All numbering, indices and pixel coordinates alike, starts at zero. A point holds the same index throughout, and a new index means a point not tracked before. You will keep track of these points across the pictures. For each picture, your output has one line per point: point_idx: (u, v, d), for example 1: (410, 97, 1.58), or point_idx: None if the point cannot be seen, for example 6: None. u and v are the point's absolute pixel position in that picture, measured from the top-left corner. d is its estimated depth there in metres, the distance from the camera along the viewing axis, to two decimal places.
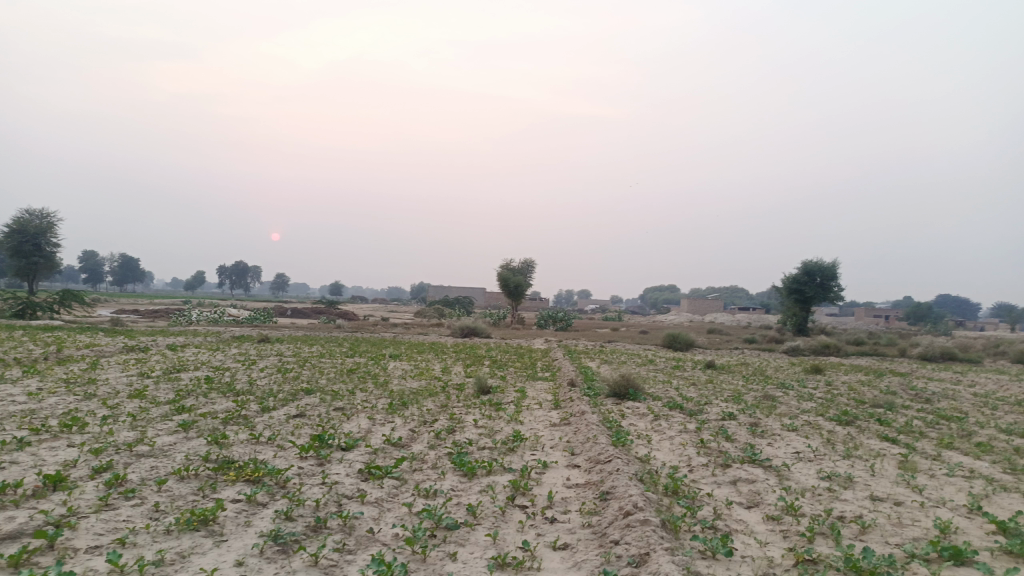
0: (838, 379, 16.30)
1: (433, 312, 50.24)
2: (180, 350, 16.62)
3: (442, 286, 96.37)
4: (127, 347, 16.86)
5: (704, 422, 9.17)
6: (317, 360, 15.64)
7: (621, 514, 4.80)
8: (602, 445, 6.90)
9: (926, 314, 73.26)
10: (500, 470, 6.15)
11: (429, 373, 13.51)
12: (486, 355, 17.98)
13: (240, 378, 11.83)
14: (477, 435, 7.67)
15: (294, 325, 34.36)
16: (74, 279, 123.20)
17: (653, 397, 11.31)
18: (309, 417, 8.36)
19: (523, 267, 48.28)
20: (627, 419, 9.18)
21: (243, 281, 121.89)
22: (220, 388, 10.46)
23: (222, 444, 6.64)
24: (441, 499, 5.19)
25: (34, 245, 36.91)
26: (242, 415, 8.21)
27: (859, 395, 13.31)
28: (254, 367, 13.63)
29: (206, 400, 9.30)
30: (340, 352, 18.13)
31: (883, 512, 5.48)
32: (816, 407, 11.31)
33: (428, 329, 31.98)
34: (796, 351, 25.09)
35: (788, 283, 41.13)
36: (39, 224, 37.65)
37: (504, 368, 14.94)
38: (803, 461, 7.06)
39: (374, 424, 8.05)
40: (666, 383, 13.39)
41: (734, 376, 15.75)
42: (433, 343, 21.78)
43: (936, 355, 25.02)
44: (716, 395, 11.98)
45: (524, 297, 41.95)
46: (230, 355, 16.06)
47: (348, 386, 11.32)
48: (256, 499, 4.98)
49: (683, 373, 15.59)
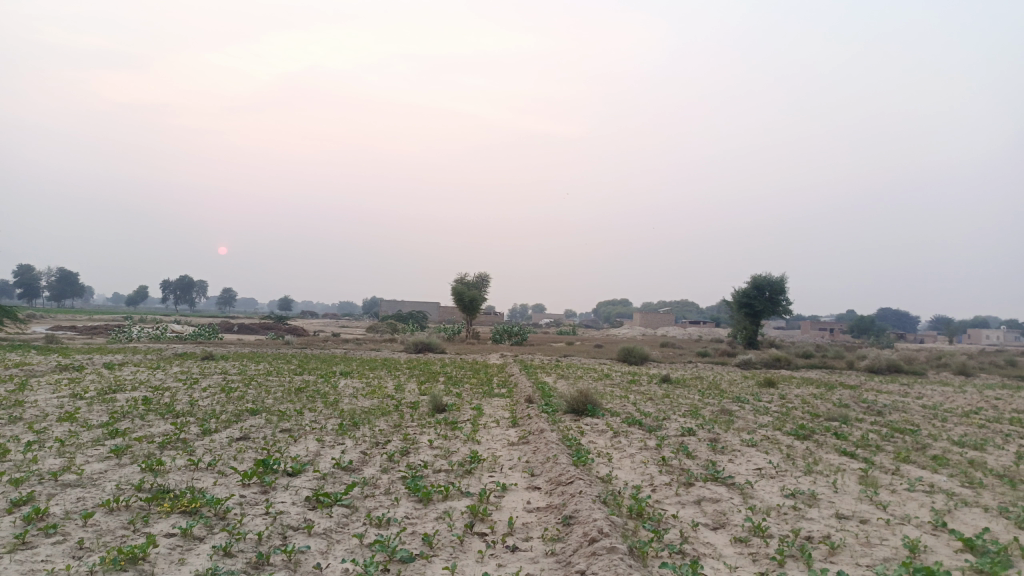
0: (792, 392, 16.43)
1: (386, 327, 49.51)
2: (117, 369, 15.83)
3: (395, 301, 95.38)
4: (61, 366, 16.00)
5: (664, 438, 9.02)
6: (264, 378, 15.08)
7: (586, 541, 4.57)
8: (563, 466, 6.67)
9: (870, 327, 75.36)
10: (457, 494, 5.87)
11: (382, 391, 13.10)
12: (440, 371, 17.64)
13: (181, 398, 11.26)
14: (432, 457, 7.36)
15: (242, 340, 33.38)
16: (8, 294, 118.19)
17: (611, 413, 11.15)
18: (253, 440, 7.92)
19: (478, 281, 48.28)
20: (586, 436, 8.97)
21: (189, 296, 118.71)
22: (159, 409, 9.91)
23: (157, 472, 6.20)
24: (395, 528, 4.88)
25: None
26: (181, 439, 7.74)
27: (814, 408, 13.40)
28: (196, 386, 13.02)
29: (143, 423, 8.76)
30: (289, 369, 17.54)
31: (850, 531, 5.37)
32: (772, 421, 11.30)
33: (381, 345, 31.41)
34: (749, 364, 25.34)
35: (738, 297, 41.74)
36: None
37: (459, 384, 14.63)
38: (766, 478, 6.95)
39: (323, 447, 7.67)
40: (624, 398, 13.25)
41: (690, 390, 15.74)
42: (387, 360, 21.29)
43: (882, 367, 25.59)
44: (674, 410, 11.89)
45: (479, 312, 41.66)
46: (172, 373, 15.36)
47: (296, 405, 10.87)
48: (192, 533, 4.59)
49: (640, 388, 15.50)
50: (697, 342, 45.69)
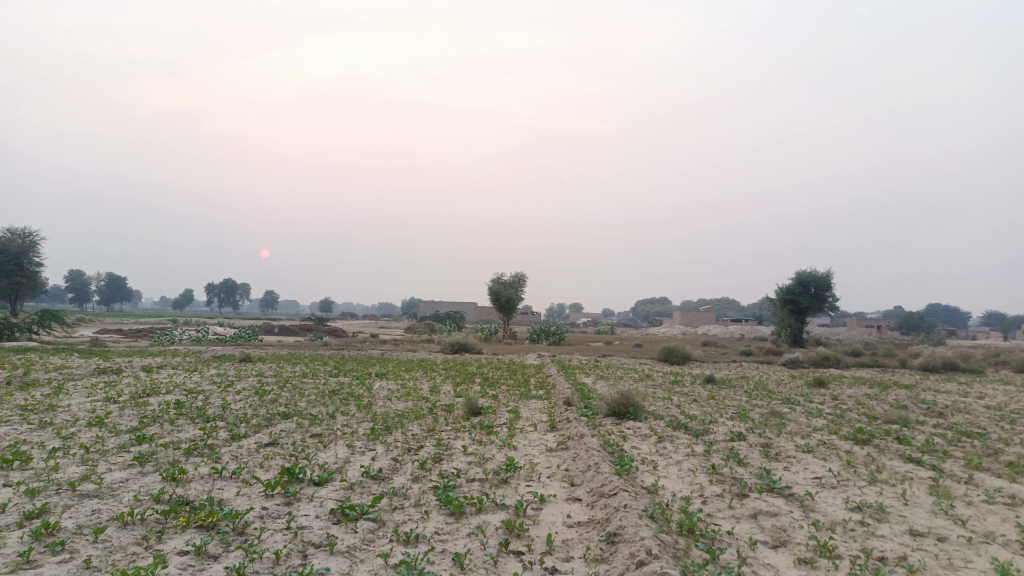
0: (844, 392, 15.67)
1: (424, 327, 49.45)
2: (155, 372, 15.83)
3: (432, 302, 95.74)
4: (100, 369, 16.06)
5: (712, 443, 8.49)
6: (300, 380, 14.91)
7: (633, 564, 4.12)
8: (605, 475, 6.22)
9: (919, 324, 72.98)
10: (492, 506, 5.46)
11: (416, 393, 12.78)
12: (477, 373, 17.30)
13: (214, 401, 11.09)
14: (466, 464, 6.98)
15: (281, 342, 33.47)
16: (60, 298, 121.86)
17: (654, 416, 10.64)
18: (281, 446, 7.63)
19: (515, 281, 47.92)
20: (629, 442, 8.49)
21: (232, 299, 121.05)
22: (190, 414, 9.71)
23: (178, 481, 5.93)
24: (423, 546, 4.50)
25: (16, 265, 36.05)
26: (208, 445, 7.48)
27: (870, 410, 12.67)
28: (230, 389, 12.87)
29: (172, 428, 8.56)
30: (325, 371, 17.37)
31: (928, 551, 4.80)
32: (827, 424, 10.68)
33: (417, 346, 31.22)
34: (795, 363, 24.44)
35: (782, 294, 40.57)
36: (22, 243, 36.84)
37: (496, 386, 14.25)
38: (827, 489, 6.41)
39: (353, 453, 7.34)
40: (667, 400, 12.71)
41: (736, 391, 15.12)
42: (423, 361, 21.01)
43: (938, 366, 24.46)
44: (721, 413, 11.32)
45: (516, 312, 41.26)
46: (208, 376, 15.28)
47: (329, 409, 10.60)
48: (206, 551, 4.27)
49: (683, 389, 14.92)
50: (739, 340, 44.61)
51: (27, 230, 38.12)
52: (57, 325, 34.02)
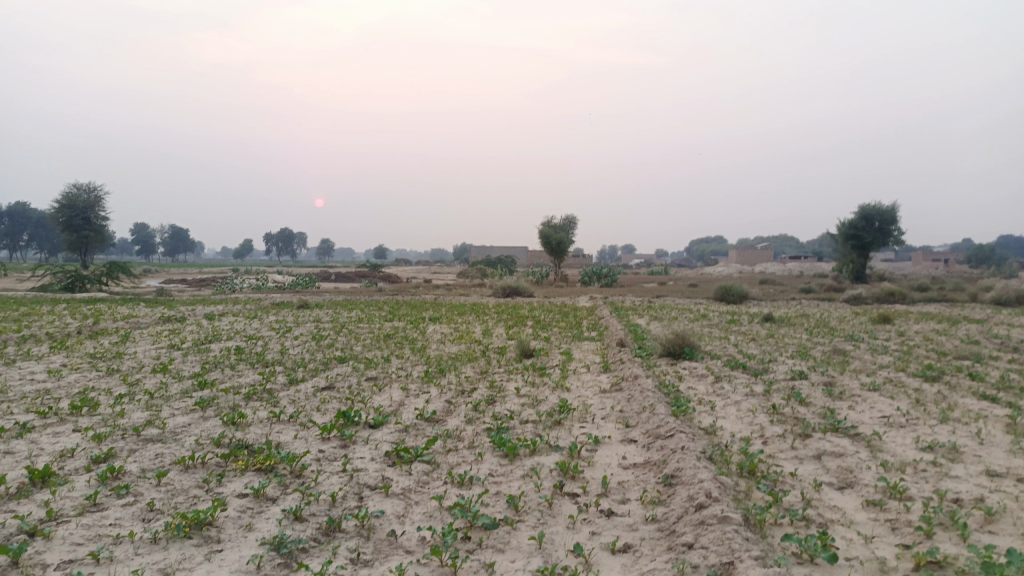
0: (910, 328, 15.08)
1: (476, 272, 49.65)
2: (216, 320, 16.26)
3: (484, 246, 95.96)
4: (165, 318, 16.59)
5: (772, 383, 8.25)
6: (354, 325, 15.12)
7: (692, 507, 3.99)
8: (661, 416, 6.08)
9: (990, 257, 69.80)
10: (546, 448, 5.39)
11: (469, 337, 12.79)
12: (529, 315, 17.26)
13: (272, 347, 11.32)
14: (519, 406, 6.93)
15: (337, 289, 34.02)
16: (127, 251, 126.48)
17: (710, 355, 10.42)
18: (337, 390, 7.71)
19: (567, 225, 47.43)
20: (685, 382, 8.32)
21: (289, 248, 123.68)
22: (249, 359, 9.93)
23: (239, 426, 6.04)
24: (477, 488, 4.46)
25: (84, 219, 37.34)
26: (267, 390, 7.62)
27: (939, 346, 12.15)
28: (288, 334, 13.12)
29: (232, 373, 8.76)
30: (379, 316, 17.57)
31: (1008, 493, 4.54)
32: (893, 361, 10.28)
33: (470, 290, 31.33)
34: (858, 300, 23.65)
35: (844, 229, 39.14)
36: (88, 198, 38.06)
37: (548, 328, 14.18)
38: (896, 429, 6.14)
39: (407, 396, 7.36)
40: (724, 340, 12.44)
41: (795, 329, 14.71)
42: (475, 305, 21.07)
43: (1011, 300, 23.35)
44: (780, 352, 11.01)
45: (567, 254, 40.94)
46: (266, 322, 15.63)
47: (383, 353, 10.71)
48: (264, 494, 4.32)
49: (740, 328, 14.58)
50: (798, 278, 43.54)
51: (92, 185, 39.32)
52: (125, 277, 35.26)
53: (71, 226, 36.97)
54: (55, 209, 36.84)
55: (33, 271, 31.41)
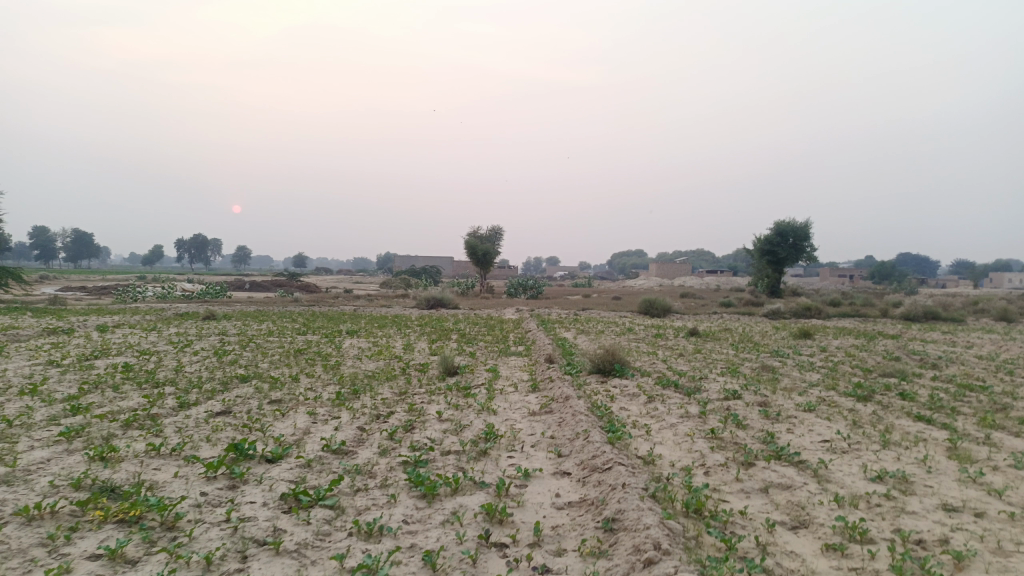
0: (831, 344, 15.19)
1: (399, 282, 48.56)
2: (109, 332, 14.84)
3: (406, 256, 94.54)
4: (50, 329, 15.03)
5: (707, 403, 7.86)
6: (264, 338, 14.05)
7: (639, 562, 3.43)
8: (596, 444, 5.53)
9: (891, 273, 73.38)
10: (470, 486, 4.74)
11: (388, 352, 11.99)
12: (453, 328, 16.55)
13: (167, 364, 10.23)
14: (440, 433, 6.25)
15: (251, 298, 32.36)
16: (23, 255, 118.56)
17: (640, 373, 10.01)
18: (233, 415, 6.84)
19: (491, 235, 47.01)
20: (617, 403, 7.82)
21: (202, 254, 118.62)
22: (137, 378, 8.86)
23: (108, 463, 5.14)
24: (388, 542, 3.78)
25: None
26: (151, 416, 6.67)
27: (862, 363, 12.16)
28: (188, 349, 11.99)
29: (114, 395, 7.72)
30: (292, 328, 16.47)
31: (970, 531, 4.18)
32: (822, 378, 10.13)
33: (391, 302, 30.31)
34: (776, 315, 23.99)
35: (761, 245, 40.16)
36: None
37: (473, 343, 13.52)
38: (841, 457, 5.78)
39: (314, 423, 6.56)
40: (653, 355, 12.10)
41: (722, 344, 14.56)
42: (397, 317, 20.23)
43: (919, 315, 24.19)
44: (711, 368, 10.71)
45: (493, 266, 40.46)
46: (166, 335, 14.34)
47: (292, 370, 9.80)
48: (122, 555, 3.51)
49: (668, 343, 14.31)
50: (716, 292, 44.41)
51: None
52: (16, 283, 32.43)
53: None
54: None
55: None
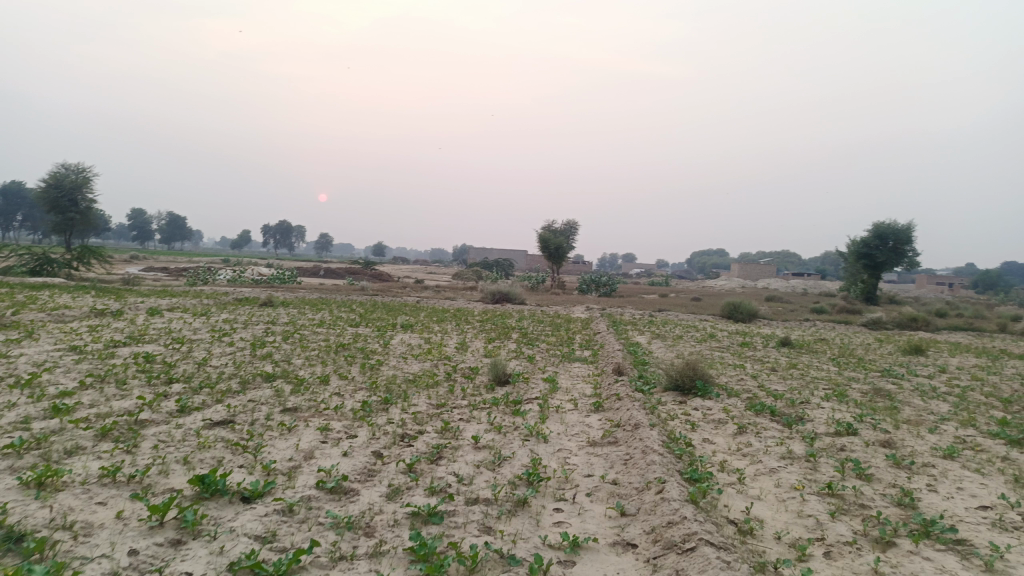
0: (950, 364, 13.05)
1: (471, 274, 47.54)
2: (157, 316, 14.13)
3: (479, 248, 94.43)
4: (99, 310, 14.45)
5: (813, 441, 6.26)
6: (312, 330, 13.08)
7: None
8: (673, 503, 4.08)
9: (996, 283, 67.65)
10: (493, 563, 3.40)
11: (437, 352, 10.75)
12: (516, 327, 15.23)
13: (194, 356, 9.23)
14: (473, 468, 4.93)
15: (319, 285, 31.99)
16: (121, 236, 124.99)
17: (726, 391, 8.43)
18: (231, 427, 5.70)
19: (566, 228, 45.90)
20: (698, 434, 6.31)
21: (284, 240, 122.17)
22: (151, 373, 7.88)
23: (42, 492, 4.02)
24: None
25: (70, 201, 35.00)
26: (136, 425, 5.58)
27: (996, 390, 10.14)
28: (224, 339, 11.05)
29: (112, 393, 6.71)
30: (346, 320, 15.51)
31: None
32: (952, 410, 8.31)
33: (459, 295, 29.31)
34: (877, 326, 21.60)
35: (856, 248, 37.19)
36: (77, 178, 35.61)
37: (535, 345, 12.15)
38: (1021, 541, 4.14)
39: (321, 444, 5.35)
40: (740, 369, 10.44)
41: (819, 358, 12.72)
42: (459, 311, 19.01)
43: None
44: (812, 390, 9.00)
45: (566, 261, 38.96)
46: (212, 322, 13.52)
47: (325, 370, 8.68)
48: None
49: (756, 354, 12.54)
50: (804, 297, 41.60)
51: (80, 165, 36.96)
52: (99, 263, 32.81)
53: (57, 207, 34.66)
54: (39, 189, 34.47)
55: None
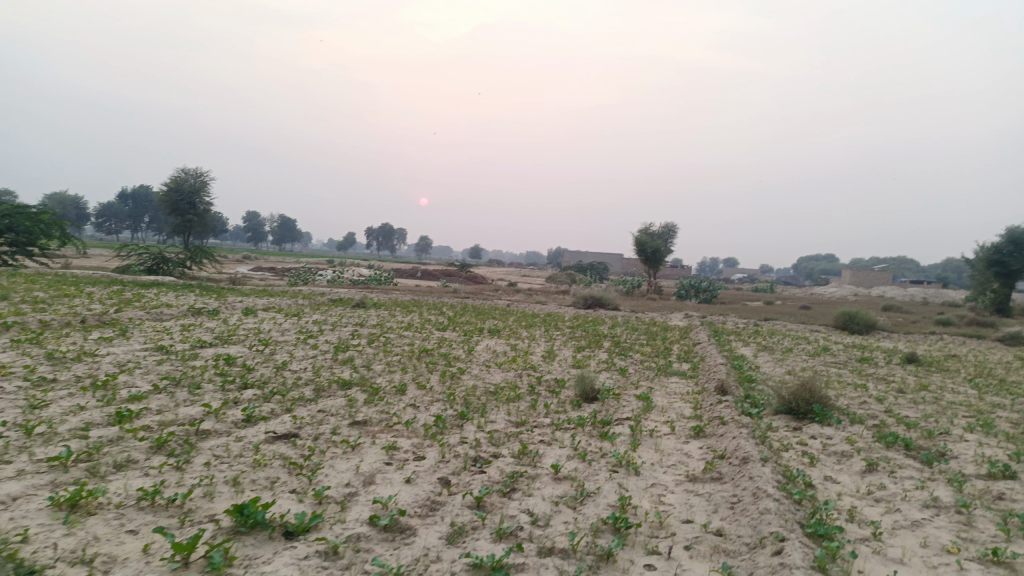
0: None
1: (566, 278, 46.81)
2: (249, 316, 14.18)
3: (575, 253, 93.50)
4: (197, 309, 14.67)
5: (963, 486, 5.20)
6: (397, 333, 12.76)
7: None
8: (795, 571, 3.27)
9: None
10: None
11: (523, 360, 10.13)
12: (609, 334, 14.43)
13: (275, 360, 8.97)
14: (550, 506, 4.25)
15: (413, 287, 32.17)
16: (236, 237, 132.07)
17: (846, 416, 7.37)
18: (292, 444, 5.25)
19: (665, 231, 44.45)
20: (818, 471, 5.39)
21: (386, 242, 125.40)
22: (226, 377, 7.63)
23: (72, 515, 3.62)
24: None
25: (189, 203, 36.69)
26: (194, 437, 5.22)
27: None
28: (308, 342, 10.84)
29: (181, 399, 6.44)
30: (434, 323, 15.14)
31: None
32: None
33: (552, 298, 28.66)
34: (1015, 341, 19.37)
35: (987, 253, 33.96)
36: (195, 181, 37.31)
37: (629, 355, 11.33)
38: None
39: (384, 466, 4.82)
40: (861, 390, 9.26)
41: (953, 378, 11.25)
42: (549, 316, 18.32)
43: None
44: (950, 418, 7.78)
45: (663, 265, 37.56)
46: (301, 324, 13.42)
47: (403, 379, 8.22)
48: None
49: (878, 373, 11.21)
50: (926, 306, 38.42)
51: (197, 169, 38.60)
52: (210, 263, 34.18)
53: (176, 208, 36.45)
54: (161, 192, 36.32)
55: (117, 249, 30.56)
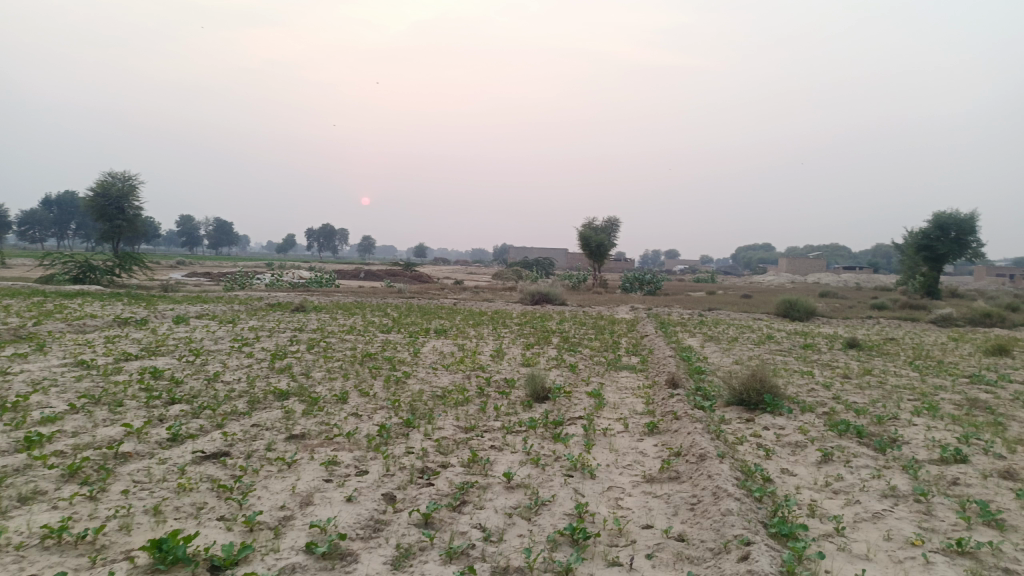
0: None
1: (511, 274, 46.59)
2: (180, 325, 13.49)
3: (519, 249, 93.46)
4: (124, 320, 13.90)
5: (918, 473, 5.14)
6: (339, 337, 12.30)
7: None
8: None
9: None
10: None
11: (470, 361, 9.83)
12: (557, 330, 14.25)
13: (207, 371, 8.46)
14: (503, 519, 3.98)
15: (356, 288, 31.56)
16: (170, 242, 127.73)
17: (797, 405, 7.32)
18: (222, 464, 4.85)
19: (608, 225, 44.72)
20: (775, 464, 5.26)
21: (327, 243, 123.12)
22: (152, 392, 7.11)
23: None
24: None
25: (117, 208, 35.08)
26: (112, 461, 4.78)
27: None
28: (244, 350, 10.31)
29: (100, 419, 5.94)
30: (377, 325, 14.71)
31: None
32: None
33: (498, 295, 28.41)
34: (946, 323, 19.99)
35: (916, 239, 35.16)
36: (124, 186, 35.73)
37: (577, 351, 11.15)
38: None
39: (323, 484, 4.48)
40: (809, 378, 9.28)
41: (894, 362, 11.43)
42: (495, 313, 18.06)
43: None
44: (897, 402, 7.82)
45: (608, 258, 37.69)
46: (237, 331, 12.82)
47: (344, 386, 7.83)
48: None
49: (823, 359, 11.31)
50: (860, 292, 39.59)
51: (126, 173, 36.95)
52: (141, 269, 32.76)
53: (104, 214, 34.80)
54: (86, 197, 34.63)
55: (40, 258, 28.97)
